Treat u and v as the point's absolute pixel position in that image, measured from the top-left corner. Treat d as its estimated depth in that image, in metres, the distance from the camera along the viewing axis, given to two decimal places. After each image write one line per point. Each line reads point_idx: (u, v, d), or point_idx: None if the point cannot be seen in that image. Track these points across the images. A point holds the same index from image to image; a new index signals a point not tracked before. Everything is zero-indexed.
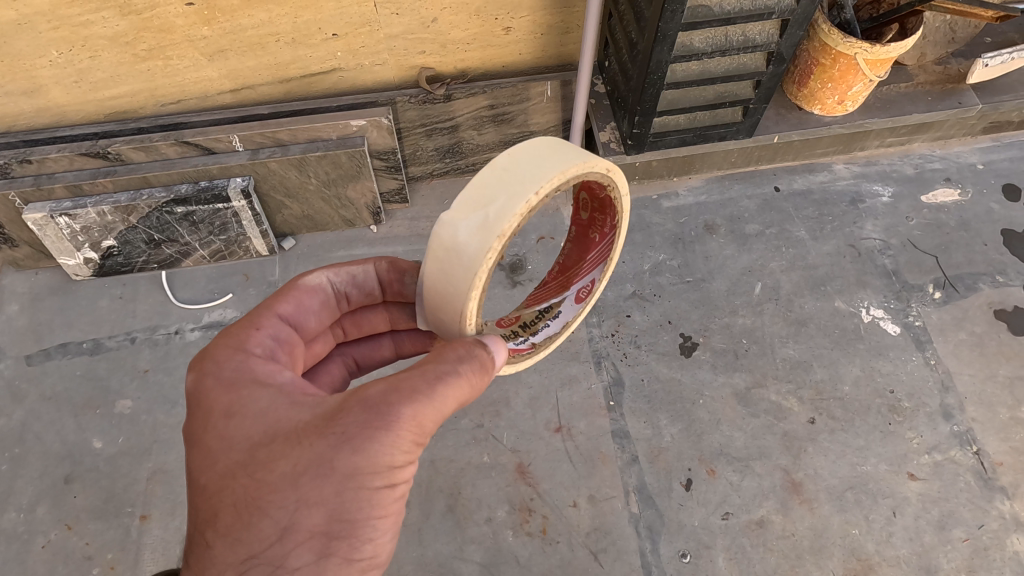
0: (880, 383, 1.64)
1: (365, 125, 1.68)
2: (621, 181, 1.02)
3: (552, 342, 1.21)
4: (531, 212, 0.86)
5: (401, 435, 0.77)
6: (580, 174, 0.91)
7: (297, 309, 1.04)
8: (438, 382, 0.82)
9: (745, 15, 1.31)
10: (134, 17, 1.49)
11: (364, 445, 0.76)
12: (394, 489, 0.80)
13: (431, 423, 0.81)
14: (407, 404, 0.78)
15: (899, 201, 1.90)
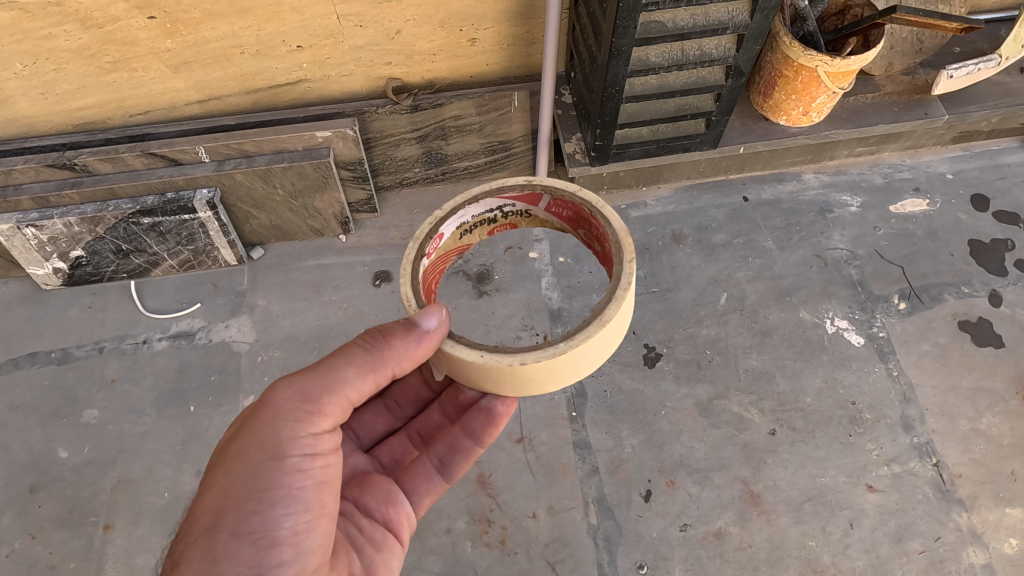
0: (842, 395, 1.65)
1: (330, 136, 1.69)
2: (569, 185, 1.07)
3: (571, 342, 0.92)
4: (441, 220, 1.07)
5: (279, 406, 0.92)
6: (490, 190, 1.09)
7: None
8: (331, 360, 0.97)
9: (699, 31, 1.31)
10: (97, 30, 1.50)
11: (250, 424, 0.92)
12: (282, 460, 0.90)
13: (320, 394, 0.94)
14: (289, 381, 0.95)
15: (867, 210, 1.90)
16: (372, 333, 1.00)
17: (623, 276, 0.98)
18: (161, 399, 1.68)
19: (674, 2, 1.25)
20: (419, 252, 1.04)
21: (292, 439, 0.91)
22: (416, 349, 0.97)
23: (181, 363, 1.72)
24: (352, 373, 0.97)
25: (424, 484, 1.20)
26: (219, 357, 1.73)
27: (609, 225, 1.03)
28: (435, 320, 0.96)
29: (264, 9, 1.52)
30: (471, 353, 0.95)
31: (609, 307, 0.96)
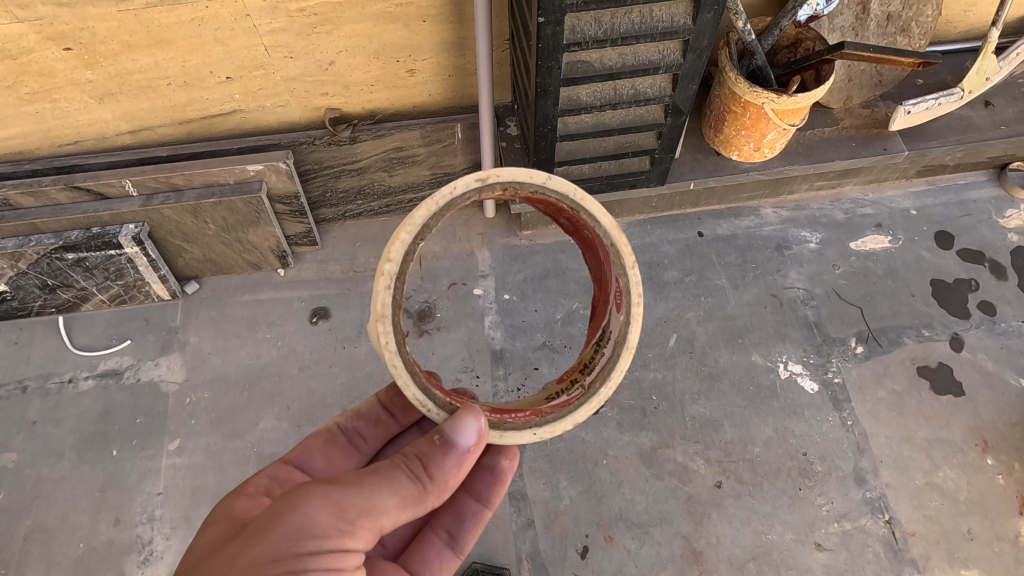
0: (791, 445, 1.57)
1: (262, 170, 1.63)
2: (534, 176, 0.88)
3: (611, 384, 0.96)
4: (401, 277, 0.83)
5: (310, 518, 0.72)
6: (437, 211, 0.85)
7: (303, 453, 1.06)
8: (375, 476, 0.80)
9: (629, 72, 1.25)
10: (11, 61, 1.44)
11: (266, 531, 0.71)
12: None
13: (358, 511, 0.75)
14: (322, 488, 0.75)
15: (826, 247, 1.83)
16: (411, 455, 0.84)
17: (632, 287, 0.95)
18: (82, 442, 1.61)
19: (597, 42, 1.18)
20: (397, 334, 0.84)
21: (318, 554, 0.70)
22: (457, 471, 0.85)
23: (106, 403, 1.65)
24: (394, 498, 0.79)
25: (434, 559, 1.02)
26: (146, 398, 1.66)
27: (597, 223, 0.92)
28: (477, 430, 0.85)
29: (186, 40, 1.47)
30: (523, 435, 0.92)
31: (630, 329, 0.97)
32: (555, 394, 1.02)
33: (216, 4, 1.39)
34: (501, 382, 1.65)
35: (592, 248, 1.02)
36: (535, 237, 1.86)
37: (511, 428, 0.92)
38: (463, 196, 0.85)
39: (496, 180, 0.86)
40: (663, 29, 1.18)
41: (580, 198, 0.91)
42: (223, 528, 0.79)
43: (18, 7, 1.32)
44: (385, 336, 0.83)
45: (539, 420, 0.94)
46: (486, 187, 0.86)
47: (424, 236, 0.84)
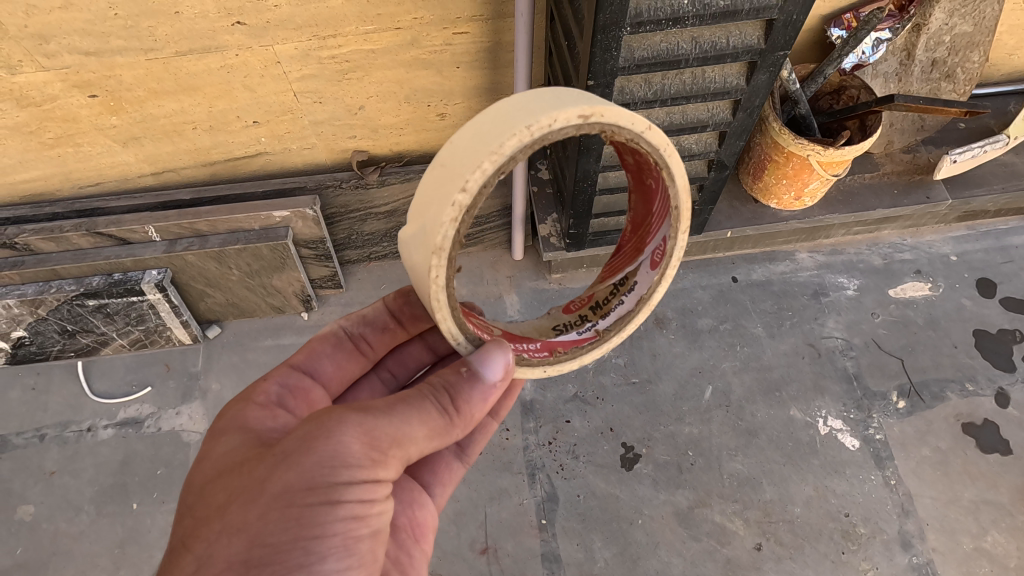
0: (833, 506, 1.52)
1: (289, 216, 1.59)
2: (635, 123, 0.74)
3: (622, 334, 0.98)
4: (472, 213, 0.69)
5: (343, 445, 0.71)
6: (530, 146, 0.67)
7: (310, 357, 1.05)
8: (402, 403, 0.78)
9: (676, 130, 1.20)
10: (35, 108, 1.39)
11: (298, 456, 0.70)
12: (338, 505, 0.70)
13: (390, 440, 0.75)
14: (353, 414, 0.74)
15: (864, 294, 1.78)
16: (438, 385, 0.83)
17: (674, 252, 0.91)
18: (101, 494, 1.57)
19: (647, 103, 1.13)
20: (450, 269, 0.73)
21: (351, 483, 0.71)
22: (483, 404, 0.84)
23: (126, 453, 1.61)
24: (422, 428, 0.78)
25: (445, 471, 1.08)
26: (167, 448, 1.62)
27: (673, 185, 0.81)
28: (504, 365, 0.84)
29: (213, 87, 1.42)
30: (535, 371, 0.92)
31: (657, 290, 0.96)
32: (564, 325, 1.04)
33: (246, 52, 1.34)
34: (532, 435, 1.61)
35: (644, 192, 0.94)
36: (564, 280, 1.82)
37: (526, 364, 0.90)
38: (559, 132, 0.69)
39: (599, 119, 0.71)
40: (715, 89, 1.13)
41: (668, 154, 0.79)
42: (250, 448, 0.80)
43: (43, 56, 1.28)
44: (438, 270, 0.72)
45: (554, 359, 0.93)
46: (585, 126, 0.70)
47: (506, 172, 0.68)
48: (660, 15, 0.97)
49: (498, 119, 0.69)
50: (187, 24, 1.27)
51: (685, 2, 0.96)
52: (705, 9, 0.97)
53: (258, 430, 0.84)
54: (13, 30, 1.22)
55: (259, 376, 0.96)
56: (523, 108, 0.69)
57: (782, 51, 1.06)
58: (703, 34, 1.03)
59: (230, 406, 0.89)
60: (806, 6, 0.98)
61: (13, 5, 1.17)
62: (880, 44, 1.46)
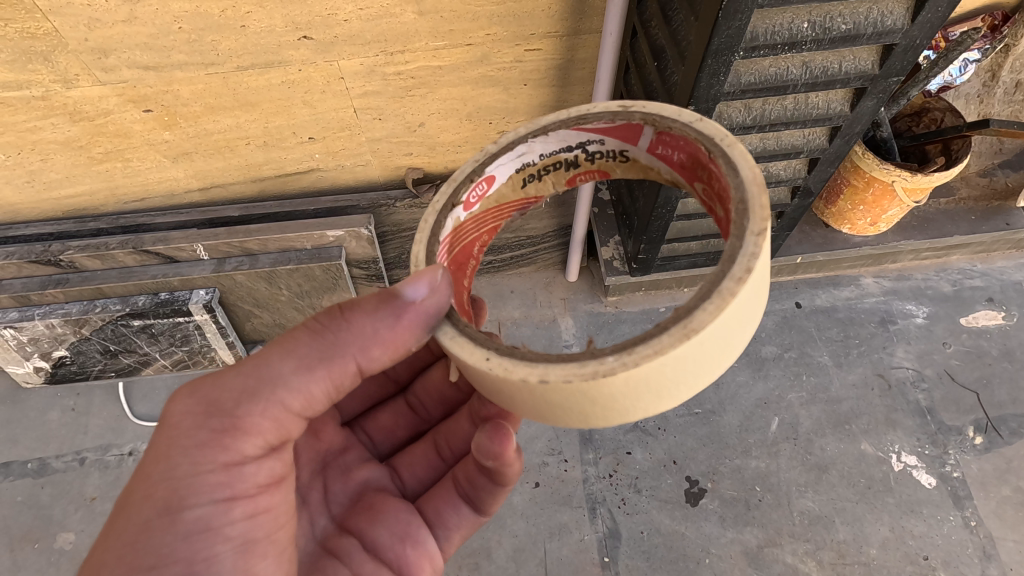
0: (911, 547, 1.44)
1: (343, 236, 1.55)
2: (683, 114, 0.71)
3: (623, 359, 0.57)
4: (492, 157, 0.77)
5: (177, 425, 0.69)
6: (567, 120, 0.76)
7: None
8: (265, 352, 0.74)
9: (769, 156, 1.14)
10: (87, 123, 1.30)
11: (140, 459, 0.69)
12: (180, 514, 0.66)
13: (235, 399, 0.70)
14: (191, 386, 0.71)
15: (934, 322, 1.72)
16: (322, 312, 0.76)
17: (739, 256, 0.59)
18: None
19: (744, 129, 1.07)
20: (452, 200, 0.76)
21: (196, 474, 0.67)
22: (393, 325, 0.73)
23: None
24: (290, 363, 0.72)
25: (451, 514, 1.01)
26: None
27: (733, 174, 0.64)
28: (429, 287, 0.69)
29: (272, 103, 1.34)
30: (474, 352, 0.65)
31: (701, 307, 0.58)
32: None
33: (310, 67, 1.27)
34: (592, 467, 1.54)
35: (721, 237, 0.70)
36: (621, 303, 1.76)
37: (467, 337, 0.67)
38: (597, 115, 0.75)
39: (641, 111, 0.73)
40: (817, 115, 1.07)
41: (726, 143, 0.66)
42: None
43: (101, 70, 1.21)
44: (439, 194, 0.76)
45: (507, 349, 0.63)
46: (624, 116, 0.74)
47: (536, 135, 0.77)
48: (776, 39, 0.91)
49: None
50: (254, 39, 1.20)
51: (804, 26, 0.90)
52: (825, 33, 0.91)
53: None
54: (73, 43, 1.15)
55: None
56: None
57: (895, 77, 1.00)
58: (814, 59, 0.98)
59: None
60: (932, 31, 0.92)
61: (76, 18, 1.10)
62: (969, 65, 1.38)
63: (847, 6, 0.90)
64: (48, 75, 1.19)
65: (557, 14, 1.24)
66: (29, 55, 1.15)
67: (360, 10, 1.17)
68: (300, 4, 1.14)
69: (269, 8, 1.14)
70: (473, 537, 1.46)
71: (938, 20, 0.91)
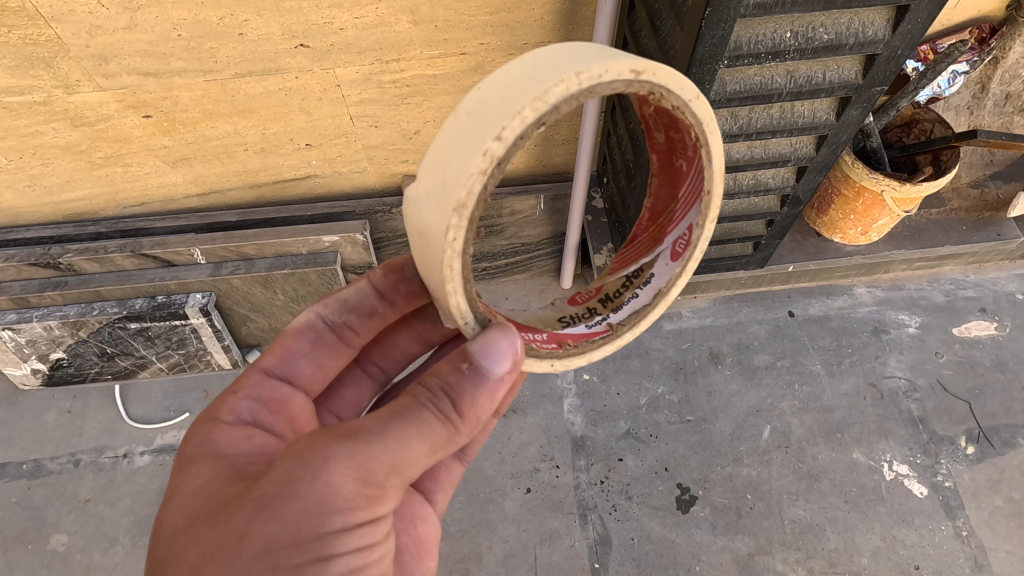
0: (902, 557, 1.43)
1: (338, 241, 1.57)
2: (686, 92, 0.64)
3: (635, 328, 0.86)
4: (502, 163, 0.57)
5: (334, 489, 0.60)
6: (577, 93, 0.57)
7: (284, 358, 0.95)
8: (399, 420, 0.66)
9: (758, 164, 1.15)
10: (88, 128, 1.33)
11: (282, 506, 0.59)
12: (332, 561, 0.60)
13: (386, 471, 0.64)
14: (346, 447, 0.62)
15: (927, 332, 1.72)
16: (436, 388, 0.70)
17: (699, 244, 0.80)
18: (137, 525, 1.51)
19: (731, 137, 1.09)
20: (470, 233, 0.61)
21: (342, 535, 0.61)
22: (489, 404, 0.72)
23: (162, 482, 1.57)
24: (425, 445, 0.67)
25: (444, 474, 1.00)
26: None
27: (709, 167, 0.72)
28: (513, 355, 0.70)
29: (270, 109, 1.36)
30: (541, 365, 0.78)
31: (676, 284, 0.84)
32: (572, 316, 0.90)
33: (307, 75, 1.30)
34: (584, 474, 1.54)
35: (673, 174, 0.83)
36: None
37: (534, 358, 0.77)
38: (606, 84, 0.58)
39: (651, 79, 0.61)
40: (803, 124, 1.09)
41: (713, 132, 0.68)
42: (224, 485, 0.67)
43: (101, 76, 1.23)
44: (455, 233, 0.59)
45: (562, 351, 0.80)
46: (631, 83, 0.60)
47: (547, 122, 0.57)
48: (759, 49, 0.92)
49: (538, 69, 0.58)
50: (251, 46, 1.22)
51: (787, 36, 0.92)
52: (808, 43, 0.93)
53: (231, 454, 0.74)
54: (75, 49, 1.17)
55: (227, 390, 0.87)
56: (556, 62, 0.58)
57: (879, 87, 1.02)
58: (799, 68, 0.99)
59: (199, 428, 0.77)
60: (913, 41, 0.94)
61: (78, 25, 1.13)
62: (957, 77, 1.40)
63: (829, 17, 0.92)
64: (50, 80, 1.21)
65: (550, 25, 1.26)
66: (31, 61, 1.17)
67: (355, 18, 1.19)
68: (297, 12, 1.16)
69: (267, 16, 1.17)
70: (464, 542, 1.46)
71: (919, 32, 0.93)
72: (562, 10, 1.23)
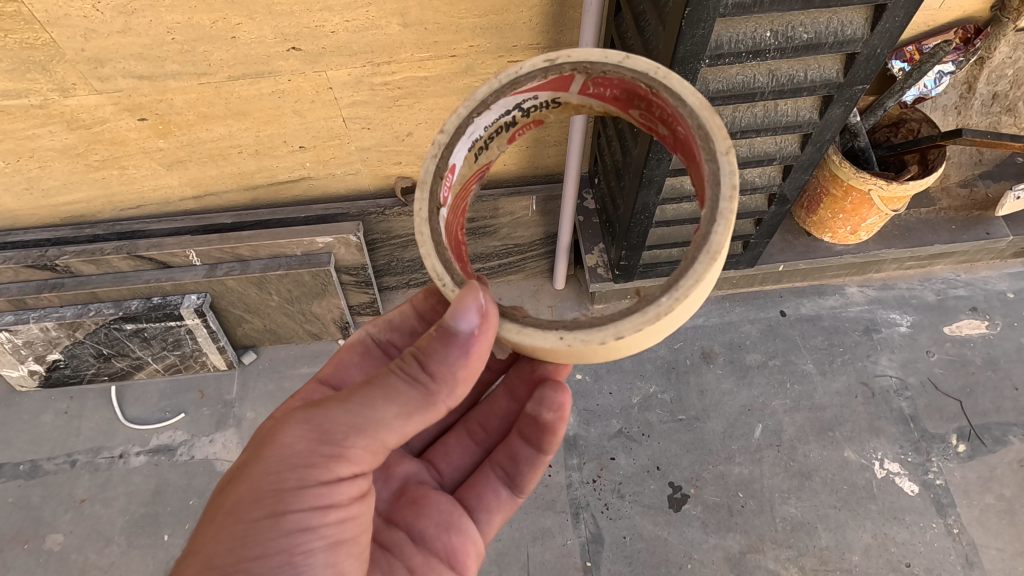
0: (893, 555, 1.44)
1: (332, 242, 1.59)
2: (609, 57, 0.76)
3: (676, 296, 0.66)
4: (450, 148, 0.78)
5: (288, 447, 0.67)
6: (501, 87, 0.78)
7: (338, 370, 1.00)
8: (365, 388, 0.71)
9: (743, 163, 1.17)
10: (84, 131, 1.35)
11: (248, 467, 0.68)
12: (285, 516, 0.66)
13: (345, 432, 0.69)
14: (303, 412, 0.70)
15: (918, 331, 1.73)
16: (408, 354, 0.74)
17: (723, 178, 0.67)
18: (132, 525, 1.52)
19: None
20: (433, 203, 0.77)
21: (299, 491, 0.67)
22: (464, 363, 0.72)
23: (158, 482, 1.58)
24: (392, 409, 0.70)
25: (491, 497, 1.02)
26: (199, 476, 1.59)
27: (680, 103, 0.71)
28: (480, 311, 0.70)
29: (263, 112, 1.38)
30: (546, 337, 0.69)
31: (716, 232, 0.66)
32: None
33: (300, 77, 1.31)
34: (576, 472, 1.55)
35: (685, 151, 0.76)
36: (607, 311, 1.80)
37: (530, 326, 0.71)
38: (527, 76, 0.78)
39: (568, 61, 0.77)
40: (787, 123, 1.10)
41: (663, 77, 0.73)
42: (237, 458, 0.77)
43: (97, 80, 1.25)
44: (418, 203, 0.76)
45: (571, 323, 0.69)
46: (553, 70, 0.77)
47: (482, 114, 0.78)
48: (740, 48, 0.94)
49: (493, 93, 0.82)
50: (244, 49, 1.24)
51: (768, 35, 0.94)
52: (788, 42, 0.94)
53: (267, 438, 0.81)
54: (71, 53, 1.19)
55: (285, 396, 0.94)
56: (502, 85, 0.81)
57: (860, 86, 1.03)
58: (781, 67, 1.01)
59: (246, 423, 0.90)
60: (891, 40, 0.96)
61: (73, 29, 1.15)
62: (943, 77, 1.41)
63: (808, 16, 0.93)
64: (46, 84, 1.23)
65: (538, 27, 1.28)
66: (28, 65, 1.19)
67: (346, 21, 1.21)
68: (288, 16, 1.18)
69: (259, 20, 1.19)
70: None
71: (896, 31, 0.94)
72: (551, 12, 1.25)
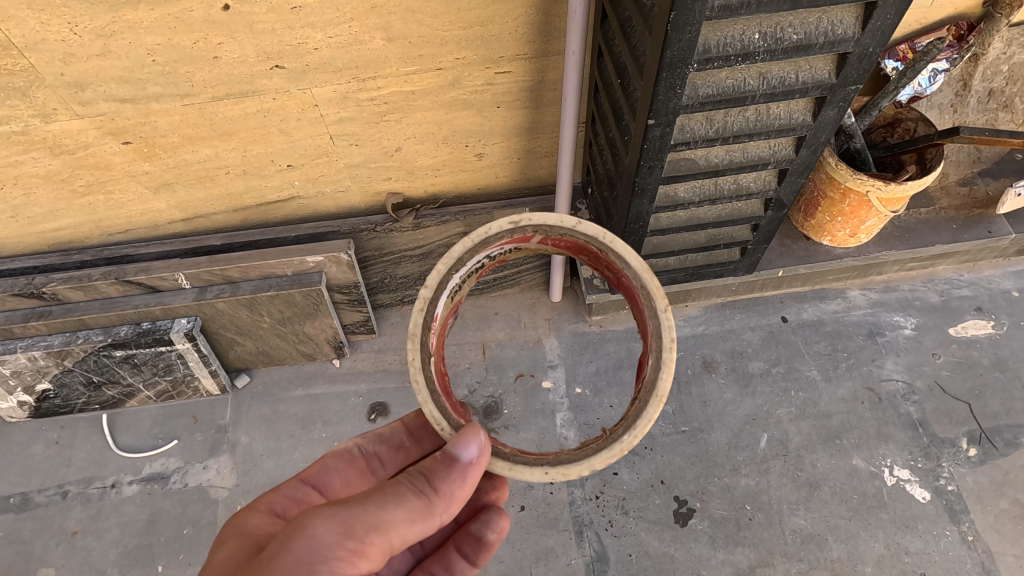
0: (907, 565, 1.40)
1: (323, 261, 1.56)
2: (564, 220, 0.89)
3: (635, 433, 0.83)
4: (433, 302, 0.89)
5: (318, 539, 0.66)
6: (473, 245, 0.90)
7: (320, 472, 0.95)
8: (378, 493, 0.74)
9: (736, 168, 1.15)
10: (67, 156, 1.32)
11: (275, 560, 0.65)
12: None
13: (367, 527, 0.70)
14: (330, 509, 0.70)
15: (923, 333, 1.70)
16: (412, 471, 0.79)
17: (663, 332, 0.84)
18: (126, 557, 1.49)
19: (707, 141, 1.08)
20: (424, 353, 0.87)
21: None
22: (462, 485, 0.79)
23: (151, 512, 1.55)
24: (400, 513, 0.73)
25: None
26: (193, 504, 1.55)
27: (627, 266, 0.87)
28: (479, 445, 0.81)
29: (249, 131, 1.36)
30: (533, 472, 0.83)
31: (662, 377, 0.83)
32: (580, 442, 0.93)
33: (284, 95, 1.29)
34: (578, 489, 1.51)
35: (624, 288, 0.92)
36: (605, 322, 1.78)
37: (522, 463, 0.84)
38: (495, 237, 0.90)
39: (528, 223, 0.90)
40: (780, 126, 1.08)
41: (610, 241, 0.88)
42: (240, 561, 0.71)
43: (79, 104, 1.23)
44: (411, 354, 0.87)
45: (554, 460, 0.84)
46: (519, 230, 0.90)
47: (460, 270, 0.90)
48: (728, 51, 0.92)
49: None
50: (226, 69, 1.22)
51: (756, 37, 0.92)
52: (777, 44, 0.92)
53: (258, 534, 0.75)
54: (50, 78, 1.17)
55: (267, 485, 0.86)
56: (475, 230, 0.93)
57: (853, 86, 1.01)
58: (771, 69, 0.99)
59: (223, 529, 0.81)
60: (883, 38, 0.94)
61: (51, 53, 1.13)
62: (938, 74, 1.40)
63: (797, 17, 0.91)
64: (27, 110, 1.21)
65: (524, 37, 1.26)
66: (7, 92, 1.17)
67: (329, 37, 1.19)
68: (270, 34, 1.17)
69: (240, 39, 1.17)
70: None
71: (888, 29, 0.92)
72: (536, 22, 1.23)
